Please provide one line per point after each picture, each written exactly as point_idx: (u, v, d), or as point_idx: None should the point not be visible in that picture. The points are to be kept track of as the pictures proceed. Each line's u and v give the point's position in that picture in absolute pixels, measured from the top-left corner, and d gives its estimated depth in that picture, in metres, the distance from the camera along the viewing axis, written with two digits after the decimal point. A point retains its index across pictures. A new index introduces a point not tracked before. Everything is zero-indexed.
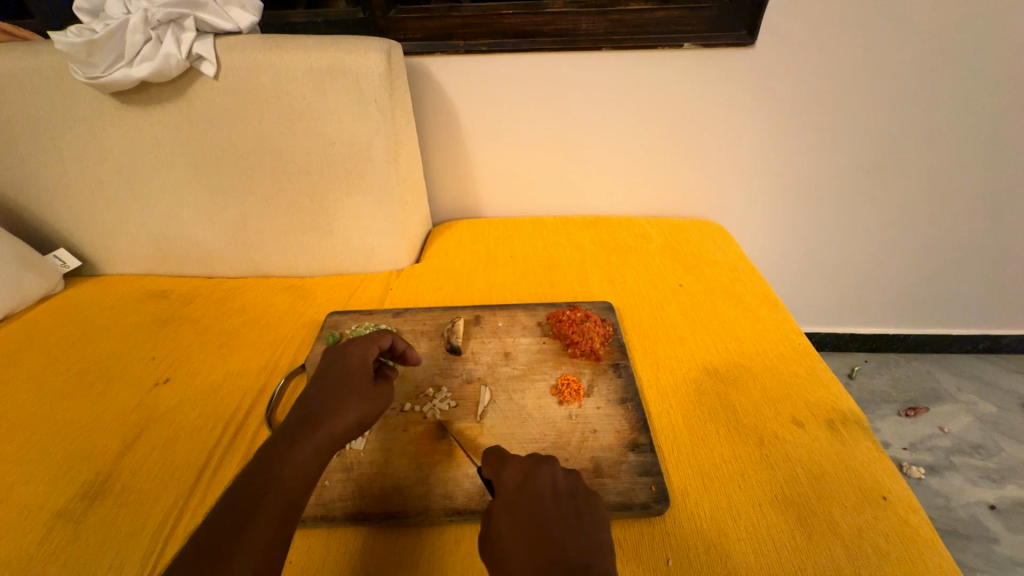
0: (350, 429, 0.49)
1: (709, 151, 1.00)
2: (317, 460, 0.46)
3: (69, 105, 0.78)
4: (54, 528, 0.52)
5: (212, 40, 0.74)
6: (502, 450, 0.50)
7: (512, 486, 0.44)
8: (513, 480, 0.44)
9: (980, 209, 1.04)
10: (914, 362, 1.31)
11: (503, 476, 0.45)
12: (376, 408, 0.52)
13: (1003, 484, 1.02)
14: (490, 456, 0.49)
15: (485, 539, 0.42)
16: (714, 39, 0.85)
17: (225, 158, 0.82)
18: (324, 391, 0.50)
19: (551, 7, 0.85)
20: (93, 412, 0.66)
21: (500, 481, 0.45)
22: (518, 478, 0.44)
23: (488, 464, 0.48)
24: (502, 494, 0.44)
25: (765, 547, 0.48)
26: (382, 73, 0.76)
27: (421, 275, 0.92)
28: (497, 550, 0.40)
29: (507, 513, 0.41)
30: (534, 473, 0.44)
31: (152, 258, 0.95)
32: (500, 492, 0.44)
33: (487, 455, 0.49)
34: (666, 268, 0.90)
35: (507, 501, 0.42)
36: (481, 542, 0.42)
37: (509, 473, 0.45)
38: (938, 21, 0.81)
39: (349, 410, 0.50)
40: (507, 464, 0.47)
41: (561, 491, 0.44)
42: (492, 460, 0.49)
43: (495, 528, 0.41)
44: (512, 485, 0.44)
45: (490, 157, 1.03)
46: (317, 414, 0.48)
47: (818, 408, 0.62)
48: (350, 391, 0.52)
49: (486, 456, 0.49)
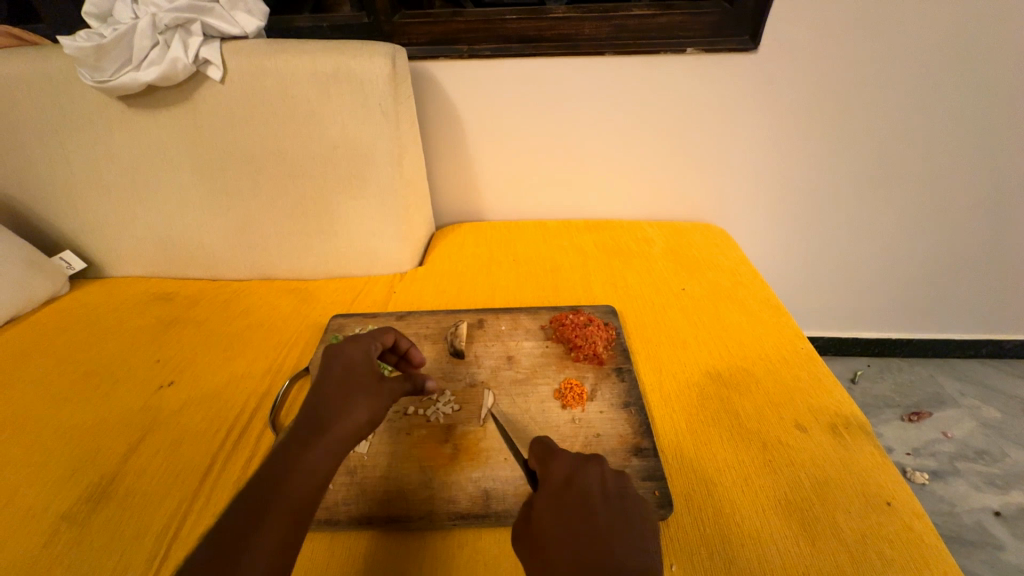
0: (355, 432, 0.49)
1: (711, 155, 1.00)
2: None
3: (77, 110, 0.79)
4: (58, 531, 0.52)
5: (219, 45, 0.75)
6: (550, 441, 0.49)
7: (559, 481, 0.43)
8: (560, 475, 0.43)
9: (984, 213, 1.04)
10: (917, 367, 1.30)
11: (550, 469, 0.44)
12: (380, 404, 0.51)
13: (1008, 490, 1.01)
14: (538, 447, 0.48)
15: (522, 528, 0.41)
16: (717, 44, 0.85)
17: (229, 161, 0.83)
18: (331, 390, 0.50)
19: (554, 12, 0.85)
20: (98, 415, 0.66)
21: (546, 473, 0.44)
22: (566, 474, 0.43)
23: (535, 454, 0.47)
24: (546, 487, 0.43)
25: (768, 552, 0.48)
26: (387, 76, 0.76)
27: (424, 279, 0.92)
28: (535, 543, 0.39)
29: (552, 508, 0.40)
30: (583, 470, 0.43)
31: (156, 261, 0.95)
32: (546, 484, 0.43)
33: (534, 446, 0.48)
34: (668, 273, 0.90)
35: (553, 494, 0.42)
36: (516, 531, 0.41)
37: (557, 467, 0.44)
38: (941, 25, 0.81)
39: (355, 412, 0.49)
40: (554, 456, 0.46)
41: (611, 491, 0.42)
42: (538, 450, 0.48)
43: (536, 521, 0.40)
44: (559, 479, 0.43)
45: (494, 160, 1.03)
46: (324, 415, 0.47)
47: (821, 413, 0.62)
48: (356, 388, 0.50)
49: (534, 447, 0.48)
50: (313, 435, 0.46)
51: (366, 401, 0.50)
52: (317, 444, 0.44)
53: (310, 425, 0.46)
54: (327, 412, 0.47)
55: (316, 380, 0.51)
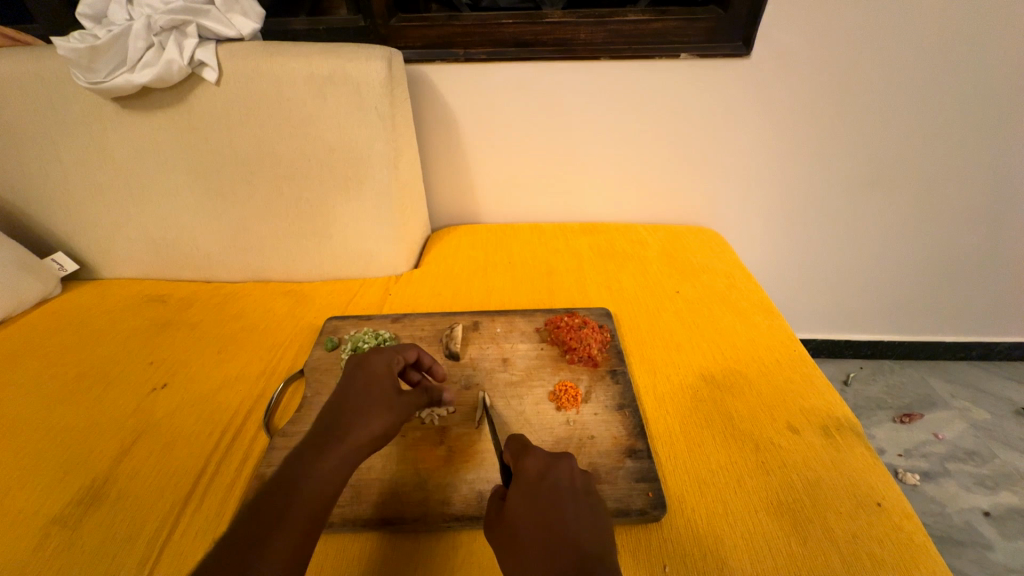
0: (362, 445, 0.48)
1: (706, 158, 1.01)
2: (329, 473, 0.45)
3: (71, 111, 0.79)
4: (49, 534, 0.52)
5: (215, 47, 0.75)
6: (525, 438, 0.51)
7: (533, 475, 0.44)
8: (534, 469, 0.44)
9: (977, 215, 1.05)
10: (909, 368, 1.32)
11: (525, 464, 0.46)
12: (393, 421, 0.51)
13: (998, 491, 1.02)
14: (514, 443, 0.50)
15: (494, 518, 0.43)
16: (711, 49, 0.86)
17: (225, 162, 0.82)
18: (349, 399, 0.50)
19: (550, 17, 0.86)
20: (90, 417, 0.65)
21: (520, 467, 0.45)
22: (539, 469, 0.44)
23: (511, 450, 0.49)
24: (520, 482, 0.44)
25: (760, 552, 0.49)
26: (384, 80, 0.77)
27: (419, 281, 0.92)
28: (508, 530, 0.41)
29: (524, 500, 0.42)
30: (555, 464, 0.45)
31: (149, 262, 0.95)
32: (519, 477, 0.44)
33: (510, 443, 0.50)
34: (663, 275, 0.91)
35: (526, 488, 0.43)
36: (489, 520, 0.44)
37: (531, 461, 0.45)
38: (937, 27, 0.82)
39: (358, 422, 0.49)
40: (528, 452, 0.47)
41: (579, 487, 0.43)
42: (514, 446, 0.49)
43: (509, 512, 0.42)
44: (532, 474, 0.44)
45: (490, 163, 1.03)
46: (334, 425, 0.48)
47: (812, 414, 0.63)
48: (374, 400, 0.51)
49: (510, 443, 0.50)
50: (311, 446, 0.46)
51: (381, 413, 0.50)
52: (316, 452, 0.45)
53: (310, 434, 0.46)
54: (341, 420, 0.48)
55: (337, 390, 0.52)
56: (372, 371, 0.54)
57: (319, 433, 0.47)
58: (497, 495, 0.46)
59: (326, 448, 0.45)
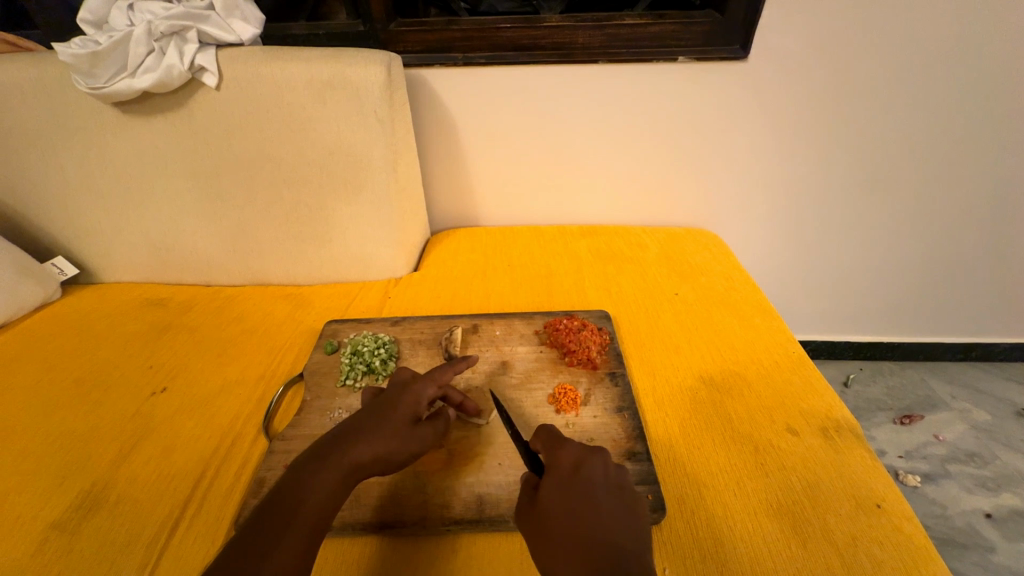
0: (371, 460, 0.47)
1: (705, 160, 1.01)
2: (330, 486, 0.44)
3: (73, 115, 0.79)
4: (48, 540, 0.52)
5: (215, 52, 0.75)
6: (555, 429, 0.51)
7: (566, 467, 0.45)
8: (567, 461, 0.45)
9: (978, 218, 1.05)
10: (909, 370, 1.32)
11: (557, 456, 0.46)
12: (405, 447, 0.50)
13: (1000, 493, 1.02)
14: (545, 433, 0.50)
15: (526, 506, 0.43)
16: (708, 53, 0.87)
17: (226, 166, 0.83)
18: (368, 416, 0.50)
19: (548, 21, 0.86)
20: (89, 422, 0.65)
21: (554, 458, 0.46)
22: (573, 461, 0.45)
23: (542, 440, 0.49)
24: (555, 471, 0.44)
25: (758, 554, 0.49)
26: (383, 84, 0.77)
27: (419, 284, 0.92)
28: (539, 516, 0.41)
29: (556, 489, 0.42)
30: (590, 456, 0.45)
31: (150, 266, 0.95)
32: (553, 468, 0.45)
33: (541, 432, 0.50)
34: (661, 277, 0.91)
35: (560, 478, 0.44)
36: (522, 509, 0.43)
37: (565, 452, 0.46)
38: (936, 29, 0.82)
39: (370, 441, 0.48)
40: (562, 445, 0.47)
41: (612, 481, 0.44)
42: (546, 437, 0.50)
43: (543, 500, 0.42)
44: (566, 464, 0.45)
45: (489, 167, 1.04)
46: (345, 437, 0.48)
47: (811, 417, 0.62)
48: (390, 424, 0.50)
49: (540, 432, 0.51)
50: (314, 459, 0.45)
51: (389, 437, 0.49)
52: (320, 468, 0.45)
53: (311, 455, 0.46)
54: (350, 432, 0.48)
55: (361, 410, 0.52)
56: (403, 396, 0.53)
57: (329, 442, 0.47)
58: (529, 485, 0.45)
59: (329, 459, 0.45)
